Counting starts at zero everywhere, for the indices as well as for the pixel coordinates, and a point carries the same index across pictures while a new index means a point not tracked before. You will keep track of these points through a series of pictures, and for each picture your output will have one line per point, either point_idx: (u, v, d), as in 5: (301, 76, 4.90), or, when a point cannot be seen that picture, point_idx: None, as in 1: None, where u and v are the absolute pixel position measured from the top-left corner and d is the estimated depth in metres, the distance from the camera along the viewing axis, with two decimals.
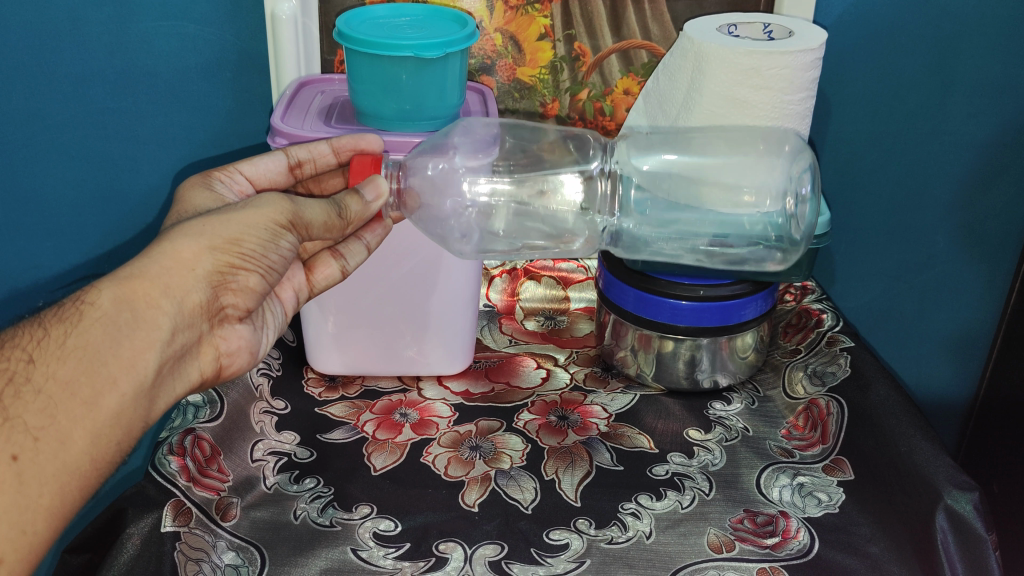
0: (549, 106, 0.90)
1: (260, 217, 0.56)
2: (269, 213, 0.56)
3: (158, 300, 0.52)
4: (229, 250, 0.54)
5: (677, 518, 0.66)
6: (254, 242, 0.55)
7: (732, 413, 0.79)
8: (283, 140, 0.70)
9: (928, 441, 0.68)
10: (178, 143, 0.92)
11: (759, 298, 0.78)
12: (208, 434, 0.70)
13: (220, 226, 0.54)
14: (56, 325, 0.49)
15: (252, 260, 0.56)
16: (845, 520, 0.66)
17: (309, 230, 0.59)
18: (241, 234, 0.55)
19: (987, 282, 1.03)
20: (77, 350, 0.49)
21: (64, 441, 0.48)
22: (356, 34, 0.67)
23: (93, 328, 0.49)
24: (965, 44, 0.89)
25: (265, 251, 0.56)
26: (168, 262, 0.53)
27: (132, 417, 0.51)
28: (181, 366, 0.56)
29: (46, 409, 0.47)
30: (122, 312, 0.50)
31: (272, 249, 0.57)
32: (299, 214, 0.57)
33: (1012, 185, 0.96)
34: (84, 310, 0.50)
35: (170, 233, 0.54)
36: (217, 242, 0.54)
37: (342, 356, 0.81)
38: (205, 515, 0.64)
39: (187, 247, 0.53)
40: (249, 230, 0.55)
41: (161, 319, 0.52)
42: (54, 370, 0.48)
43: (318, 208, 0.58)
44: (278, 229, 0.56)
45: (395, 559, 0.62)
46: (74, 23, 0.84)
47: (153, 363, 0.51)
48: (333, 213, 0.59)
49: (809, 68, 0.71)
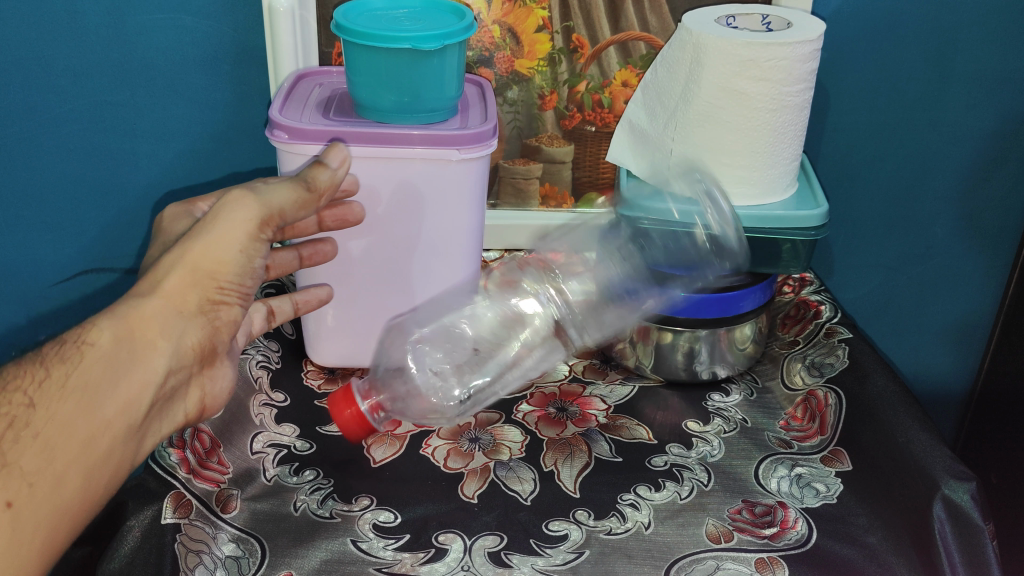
0: (548, 99, 0.90)
1: (235, 238, 0.56)
2: (245, 231, 0.56)
3: (153, 340, 0.54)
4: (211, 283, 0.56)
5: (676, 508, 0.67)
6: (234, 273, 0.57)
7: (731, 404, 0.80)
8: (283, 134, 0.69)
9: (925, 433, 0.69)
10: (176, 135, 0.92)
11: (757, 289, 0.77)
12: (208, 427, 0.70)
13: (200, 258, 0.55)
14: (59, 365, 0.50)
15: (231, 291, 0.58)
16: (844, 510, 0.66)
17: (281, 215, 0.58)
18: (221, 266, 0.56)
19: (985, 273, 1.03)
20: (77, 389, 0.50)
21: (58, 483, 0.49)
22: (354, 26, 0.66)
23: (94, 367, 0.51)
24: (964, 35, 0.89)
25: (242, 280, 0.58)
26: (159, 301, 0.54)
27: (122, 456, 0.53)
28: (167, 404, 0.59)
29: (44, 451, 0.49)
30: (119, 350, 0.52)
31: (248, 275, 0.58)
32: (272, 216, 0.57)
33: (1010, 175, 0.97)
34: (85, 350, 0.51)
35: (156, 269, 0.55)
36: (199, 275, 0.55)
37: (341, 348, 0.81)
38: (205, 507, 0.64)
39: (173, 284, 0.54)
40: (227, 261, 0.56)
41: (156, 360, 0.54)
42: (54, 411, 0.49)
43: (284, 192, 0.58)
44: (254, 251, 0.57)
45: (395, 550, 0.63)
46: (71, 16, 0.84)
47: (145, 402, 0.54)
48: (301, 190, 0.58)
49: (807, 59, 0.70)
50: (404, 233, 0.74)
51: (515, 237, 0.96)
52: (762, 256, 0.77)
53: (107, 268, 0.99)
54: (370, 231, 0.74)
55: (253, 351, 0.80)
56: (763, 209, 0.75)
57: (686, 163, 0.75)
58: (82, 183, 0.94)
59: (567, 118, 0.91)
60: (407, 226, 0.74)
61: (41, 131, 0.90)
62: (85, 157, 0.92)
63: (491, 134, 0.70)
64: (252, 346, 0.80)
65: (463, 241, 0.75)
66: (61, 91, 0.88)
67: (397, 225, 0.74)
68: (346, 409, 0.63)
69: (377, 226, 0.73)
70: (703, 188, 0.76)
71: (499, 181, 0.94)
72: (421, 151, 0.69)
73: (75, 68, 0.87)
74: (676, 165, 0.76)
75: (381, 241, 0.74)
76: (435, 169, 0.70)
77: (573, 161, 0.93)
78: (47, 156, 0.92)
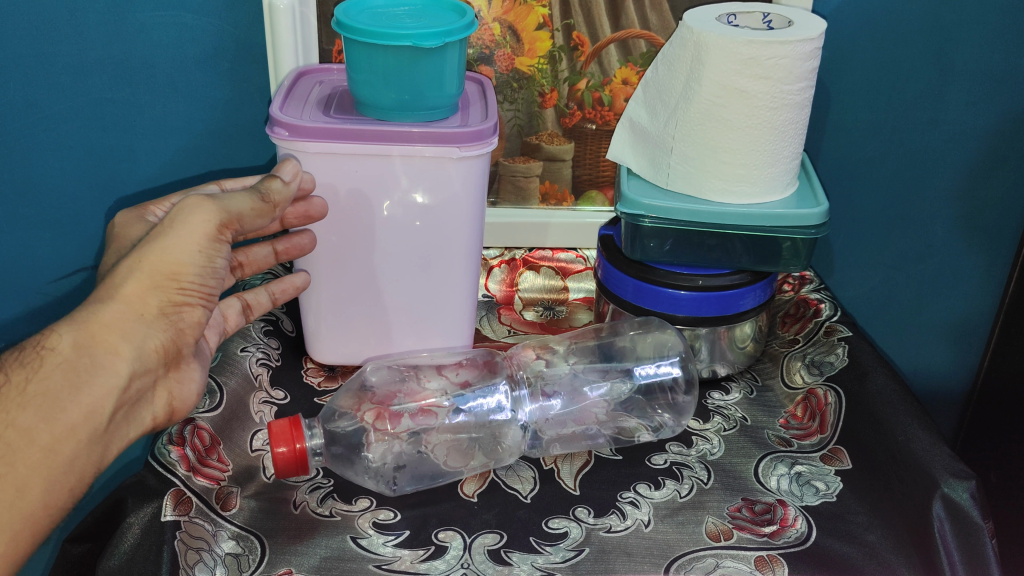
0: (548, 96, 0.90)
1: (193, 240, 0.57)
2: (202, 231, 0.57)
3: (115, 345, 0.55)
4: (170, 284, 0.56)
5: (676, 506, 0.67)
6: (194, 273, 0.57)
7: (730, 403, 0.80)
8: (283, 130, 0.68)
9: (925, 430, 0.68)
10: (176, 132, 0.92)
11: (758, 287, 0.78)
12: (208, 423, 0.69)
13: (158, 259, 0.56)
14: (18, 371, 0.52)
15: (192, 291, 0.58)
16: (842, 509, 0.66)
17: (240, 220, 0.60)
18: (180, 267, 0.56)
19: (985, 272, 1.03)
20: (37, 397, 0.52)
21: (22, 489, 0.51)
22: (355, 24, 0.66)
23: (53, 373, 0.52)
24: (964, 34, 0.89)
25: (204, 280, 0.58)
26: (119, 306, 0.55)
27: (87, 462, 0.54)
28: (135, 410, 0.59)
29: (6, 457, 0.51)
30: (81, 357, 0.53)
31: (210, 275, 0.59)
32: (228, 217, 0.58)
33: (1011, 174, 0.97)
34: (45, 356, 0.53)
35: (114, 273, 0.55)
36: (158, 278, 0.56)
37: (341, 346, 0.80)
38: (205, 504, 0.63)
39: (132, 287, 0.55)
40: (185, 261, 0.56)
41: (119, 365, 0.55)
42: (14, 417, 0.51)
43: (242, 199, 0.60)
44: (213, 250, 0.58)
45: (395, 547, 0.63)
46: (70, 13, 0.84)
47: (109, 407, 0.55)
48: (257, 199, 0.61)
49: (808, 58, 0.70)
50: (404, 229, 0.73)
51: (515, 235, 0.96)
52: (763, 255, 0.77)
53: None
54: (370, 227, 0.73)
55: (253, 348, 0.79)
56: (763, 208, 0.74)
57: (687, 160, 0.75)
58: (82, 181, 0.94)
59: (567, 116, 0.91)
60: (407, 223, 0.73)
61: (41, 128, 0.90)
62: (85, 154, 0.92)
63: (492, 132, 0.70)
64: (252, 342, 0.80)
65: (463, 239, 0.75)
66: (61, 88, 0.88)
67: (397, 222, 0.73)
68: (280, 443, 0.63)
69: (377, 223, 0.73)
70: (704, 186, 0.75)
71: (499, 179, 0.94)
72: (422, 148, 0.69)
73: (76, 64, 0.87)
74: (677, 163, 0.76)
75: (381, 237, 0.74)
76: (436, 167, 0.70)
77: (573, 158, 0.93)
78: (47, 153, 0.92)
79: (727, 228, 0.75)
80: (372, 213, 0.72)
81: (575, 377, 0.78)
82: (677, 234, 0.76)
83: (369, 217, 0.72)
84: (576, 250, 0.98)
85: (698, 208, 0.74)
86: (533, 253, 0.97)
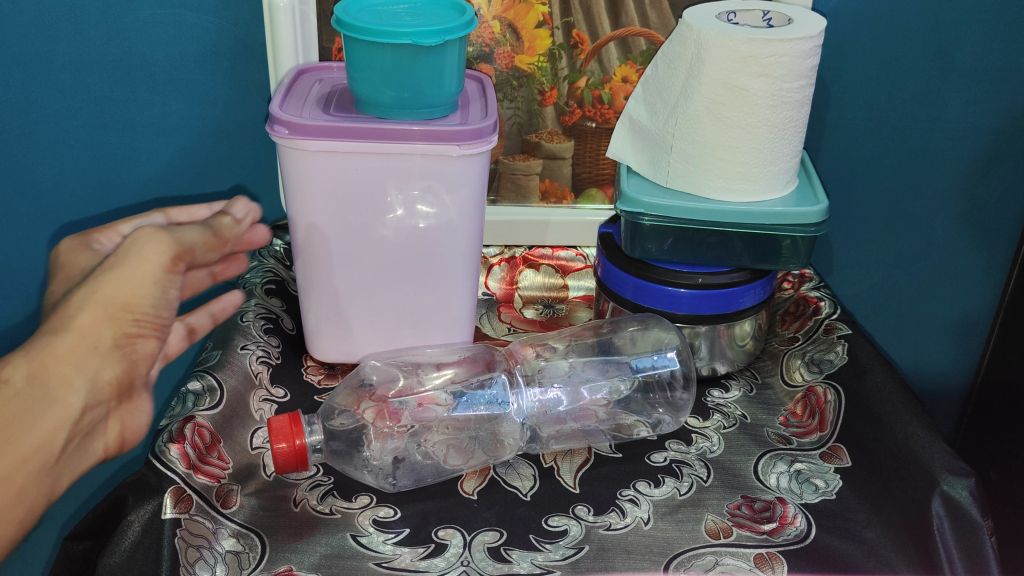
0: (548, 94, 0.90)
1: (148, 269, 0.55)
2: (156, 259, 0.56)
3: (69, 377, 0.52)
4: (124, 315, 0.54)
5: (676, 504, 0.67)
6: (148, 304, 0.55)
7: (730, 400, 0.80)
8: (283, 129, 0.68)
9: (925, 428, 0.68)
10: (176, 130, 0.92)
11: (757, 285, 0.78)
12: (207, 421, 0.69)
13: (111, 291, 0.54)
14: None
15: (148, 322, 0.56)
16: (842, 506, 0.66)
17: (192, 254, 0.60)
18: (134, 298, 0.55)
19: (985, 270, 1.04)
20: None
21: None
22: (355, 22, 0.66)
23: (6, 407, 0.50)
24: (964, 32, 0.89)
25: (159, 312, 0.56)
26: (73, 337, 0.52)
27: (37, 497, 0.51)
28: (83, 443, 0.56)
29: None
30: (35, 387, 0.51)
31: (165, 307, 0.57)
32: (182, 243, 0.59)
33: (1011, 171, 0.97)
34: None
35: (66, 304, 0.54)
36: (112, 309, 0.54)
37: (341, 344, 0.80)
38: (205, 502, 0.63)
39: (86, 317, 0.53)
40: (138, 292, 0.55)
41: (71, 397, 0.52)
42: None
43: (193, 232, 0.61)
44: (167, 276, 0.56)
45: (395, 544, 0.63)
46: (70, 11, 0.84)
47: (60, 438, 0.52)
48: (208, 234, 0.63)
49: (808, 56, 0.70)
50: (403, 227, 0.73)
51: (515, 233, 0.96)
52: (762, 252, 0.77)
53: None
54: (370, 225, 0.73)
55: (253, 346, 0.79)
56: (762, 206, 0.75)
57: (687, 158, 0.75)
58: (82, 179, 0.94)
59: (567, 114, 0.91)
60: (407, 221, 0.73)
61: (41, 126, 0.90)
62: (86, 152, 0.92)
63: (492, 130, 0.70)
64: (252, 340, 0.79)
65: (462, 236, 0.75)
66: (61, 87, 0.88)
67: (397, 220, 0.73)
68: (280, 439, 0.63)
69: (377, 221, 0.73)
70: (703, 184, 0.75)
71: (499, 177, 0.94)
72: (421, 147, 0.69)
73: (75, 63, 0.87)
74: (677, 161, 0.76)
75: (381, 235, 0.74)
76: (436, 165, 0.70)
77: (573, 156, 0.93)
78: (48, 152, 0.92)
79: (726, 226, 0.75)
80: (371, 211, 0.72)
81: (573, 373, 0.78)
82: (676, 232, 0.76)
83: (369, 215, 0.72)
84: (576, 247, 0.98)
85: (697, 206, 0.74)
86: (533, 251, 0.97)
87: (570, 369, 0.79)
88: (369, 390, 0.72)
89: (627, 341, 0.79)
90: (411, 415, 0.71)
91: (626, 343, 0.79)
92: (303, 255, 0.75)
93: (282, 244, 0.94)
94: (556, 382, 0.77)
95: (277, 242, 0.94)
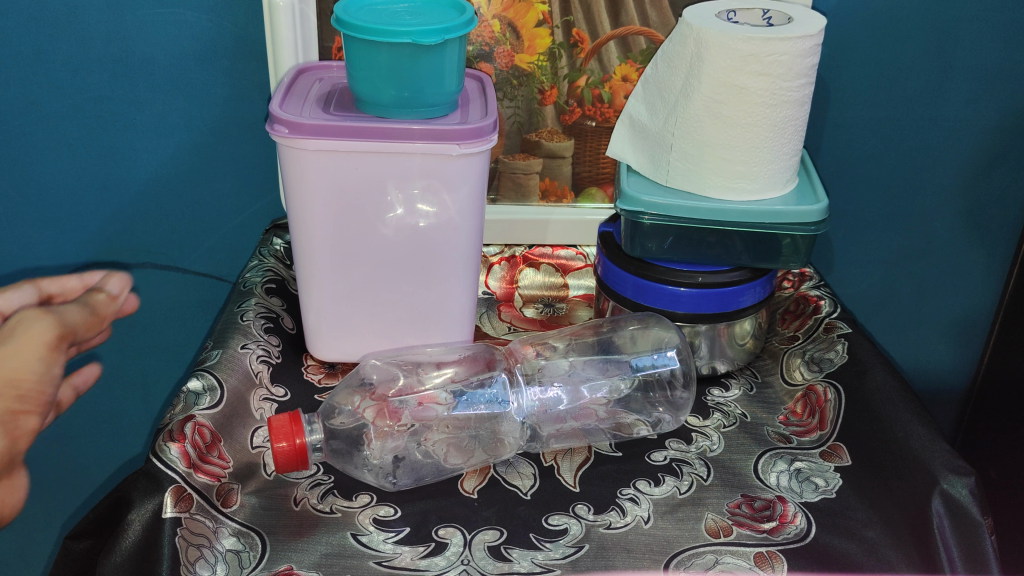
0: (548, 93, 0.90)
1: (32, 349, 0.57)
2: (41, 338, 0.58)
3: None
4: (9, 390, 0.56)
5: (676, 503, 0.67)
6: (32, 381, 0.57)
7: (730, 399, 0.80)
8: (283, 128, 0.68)
9: (925, 426, 0.68)
10: (176, 129, 0.92)
11: (757, 284, 0.78)
12: (208, 420, 0.69)
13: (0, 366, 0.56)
14: None
15: (31, 398, 0.57)
16: (842, 505, 0.66)
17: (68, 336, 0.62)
18: (20, 374, 0.56)
19: (986, 268, 1.04)
20: None
21: None
22: (354, 21, 0.66)
23: None
24: (964, 31, 0.89)
25: (43, 389, 0.58)
26: None
27: None
28: None
29: None
30: None
31: (48, 383, 0.59)
32: (65, 325, 0.61)
33: (1011, 170, 0.97)
34: None
35: None
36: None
37: (341, 343, 0.80)
38: (206, 501, 0.63)
39: None
40: (26, 368, 0.57)
41: None
42: None
43: (69, 312, 0.63)
44: (50, 354, 0.59)
45: (395, 543, 0.63)
46: (71, 11, 0.84)
47: None
48: (87, 315, 0.65)
49: (808, 54, 0.70)
50: (403, 226, 0.73)
51: (515, 232, 0.96)
52: (762, 251, 0.77)
53: (108, 262, 1.00)
54: (370, 224, 0.73)
55: (254, 345, 0.79)
56: (763, 205, 0.75)
57: (687, 157, 0.75)
58: (83, 178, 0.94)
59: (567, 113, 0.91)
60: (407, 220, 0.73)
61: (41, 125, 0.90)
62: (87, 152, 0.93)
63: (492, 129, 0.70)
64: (253, 339, 0.79)
65: (463, 235, 0.75)
66: (61, 86, 0.88)
67: (397, 219, 0.73)
68: (281, 439, 0.63)
69: (377, 221, 0.73)
70: (703, 183, 0.75)
71: (499, 176, 0.94)
72: (422, 146, 0.69)
73: (75, 62, 0.87)
74: (677, 160, 0.76)
75: (381, 234, 0.74)
76: (437, 163, 0.70)
77: (573, 155, 0.93)
78: (49, 152, 0.92)
79: (727, 225, 0.75)
80: (372, 210, 0.72)
81: (573, 372, 0.78)
82: (676, 231, 0.76)
83: (369, 214, 0.72)
84: (576, 246, 0.98)
85: (697, 205, 0.74)
86: (533, 249, 0.97)
87: (569, 368, 0.79)
88: (369, 388, 0.72)
89: (626, 341, 0.79)
90: (411, 413, 0.71)
91: (625, 343, 0.79)
92: (303, 254, 0.75)
93: (282, 244, 0.94)
94: (556, 381, 0.77)
95: (277, 241, 0.94)
